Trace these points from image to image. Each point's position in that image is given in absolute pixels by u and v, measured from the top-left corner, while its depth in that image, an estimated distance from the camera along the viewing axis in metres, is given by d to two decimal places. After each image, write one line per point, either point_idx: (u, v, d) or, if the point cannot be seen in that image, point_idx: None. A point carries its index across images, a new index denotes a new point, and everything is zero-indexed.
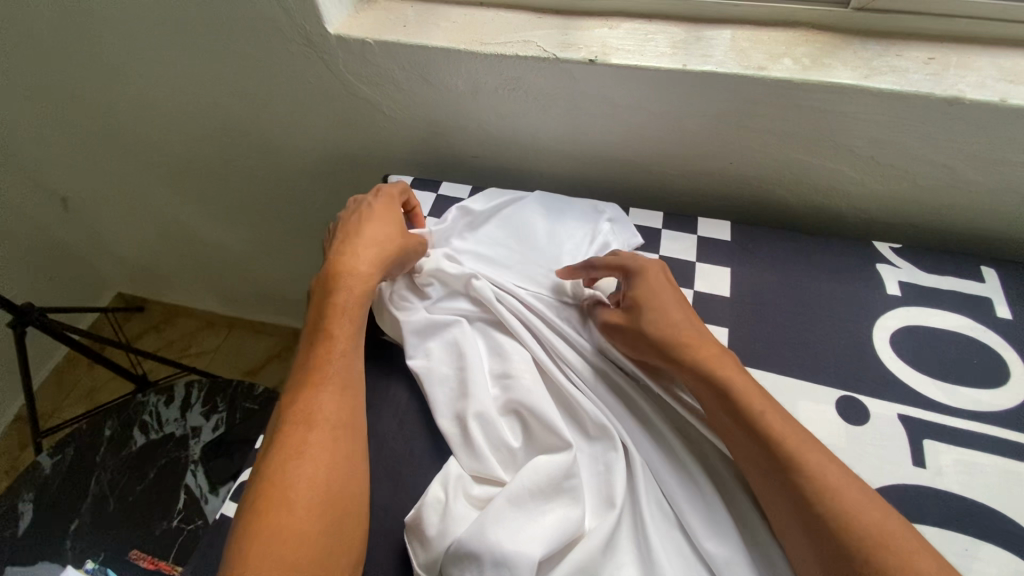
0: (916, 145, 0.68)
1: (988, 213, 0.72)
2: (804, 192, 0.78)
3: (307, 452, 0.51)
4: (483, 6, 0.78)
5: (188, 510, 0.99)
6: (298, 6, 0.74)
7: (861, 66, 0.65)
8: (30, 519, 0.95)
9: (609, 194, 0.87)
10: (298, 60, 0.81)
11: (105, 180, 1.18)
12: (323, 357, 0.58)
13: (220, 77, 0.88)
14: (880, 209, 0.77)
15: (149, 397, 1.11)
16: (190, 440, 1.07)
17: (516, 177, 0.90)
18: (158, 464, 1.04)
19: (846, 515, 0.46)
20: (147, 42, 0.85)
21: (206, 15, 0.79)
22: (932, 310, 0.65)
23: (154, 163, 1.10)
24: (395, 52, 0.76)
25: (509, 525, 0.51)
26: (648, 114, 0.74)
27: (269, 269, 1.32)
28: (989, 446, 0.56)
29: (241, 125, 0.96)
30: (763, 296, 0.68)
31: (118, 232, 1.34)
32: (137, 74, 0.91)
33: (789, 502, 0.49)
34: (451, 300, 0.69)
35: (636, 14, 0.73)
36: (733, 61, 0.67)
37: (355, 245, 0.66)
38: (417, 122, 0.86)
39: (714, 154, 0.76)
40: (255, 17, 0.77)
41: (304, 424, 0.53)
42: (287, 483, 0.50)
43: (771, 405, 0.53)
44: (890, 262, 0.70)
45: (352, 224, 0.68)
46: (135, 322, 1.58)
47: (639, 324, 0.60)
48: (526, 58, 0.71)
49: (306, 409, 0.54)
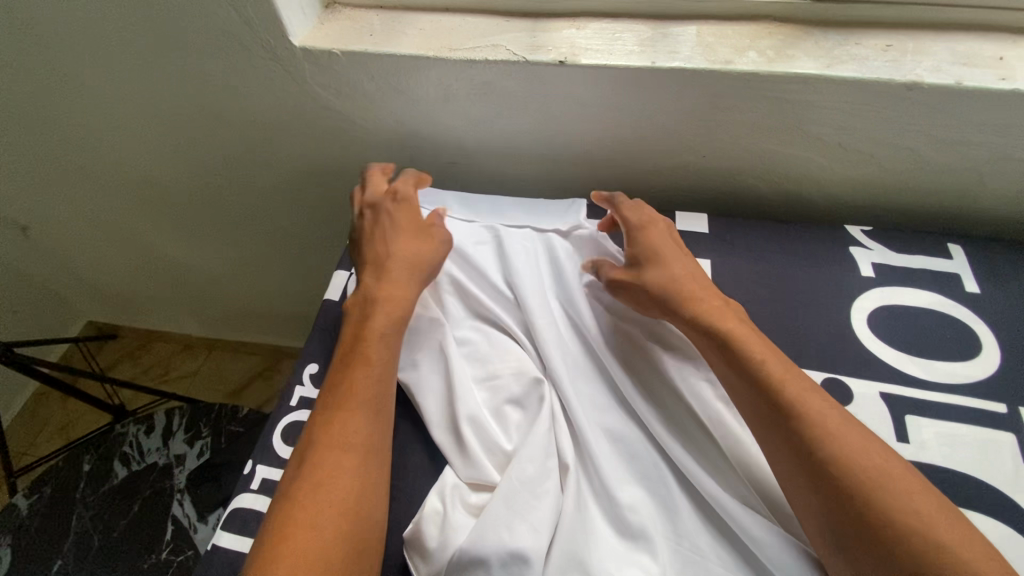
0: (882, 130, 0.69)
1: (954, 192, 0.75)
2: (778, 181, 0.79)
3: (335, 474, 0.50)
4: (447, 11, 0.77)
5: (176, 540, 0.96)
6: (260, 19, 0.73)
7: (823, 56, 0.66)
8: (9, 564, 0.92)
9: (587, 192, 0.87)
10: (263, 74, 0.80)
11: (69, 207, 1.14)
12: (353, 376, 0.56)
13: (183, 95, 0.85)
14: (852, 194, 0.79)
15: (127, 428, 1.07)
16: (174, 468, 1.04)
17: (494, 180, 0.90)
18: (142, 496, 1.00)
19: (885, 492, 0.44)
20: (104, 63, 0.82)
21: (161, 30, 0.76)
22: (905, 289, 0.67)
23: (120, 186, 1.06)
24: (363, 62, 0.75)
25: (510, 532, 0.50)
26: (619, 112, 0.74)
27: (247, 285, 1.29)
28: (969, 419, 0.58)
29: (209, 143, 0.93)
30: (743, 285, 0.69)
31: (84, 256, 1.28)
32: (95, 96, 0.88)
33: (807, 481, 0.47)
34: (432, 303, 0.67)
35: (600, 12, 0.74)
36: (700, 56, 0.68)
37: (391, 267, 0.65)
38: (387, 129, 0.85)
39: (687, 148, 0.77)
40: (213, 30, 0.75)
41: (339, 449, 0.52)
42: (313, 514, 0.48)
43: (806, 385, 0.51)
44: (863, 245, 0.72)
45: (385, 244, 0.67)
46: (110, 350, 1.53)
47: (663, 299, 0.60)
48: (495, 62, 0.70)
49: (340, 432, 0.53)
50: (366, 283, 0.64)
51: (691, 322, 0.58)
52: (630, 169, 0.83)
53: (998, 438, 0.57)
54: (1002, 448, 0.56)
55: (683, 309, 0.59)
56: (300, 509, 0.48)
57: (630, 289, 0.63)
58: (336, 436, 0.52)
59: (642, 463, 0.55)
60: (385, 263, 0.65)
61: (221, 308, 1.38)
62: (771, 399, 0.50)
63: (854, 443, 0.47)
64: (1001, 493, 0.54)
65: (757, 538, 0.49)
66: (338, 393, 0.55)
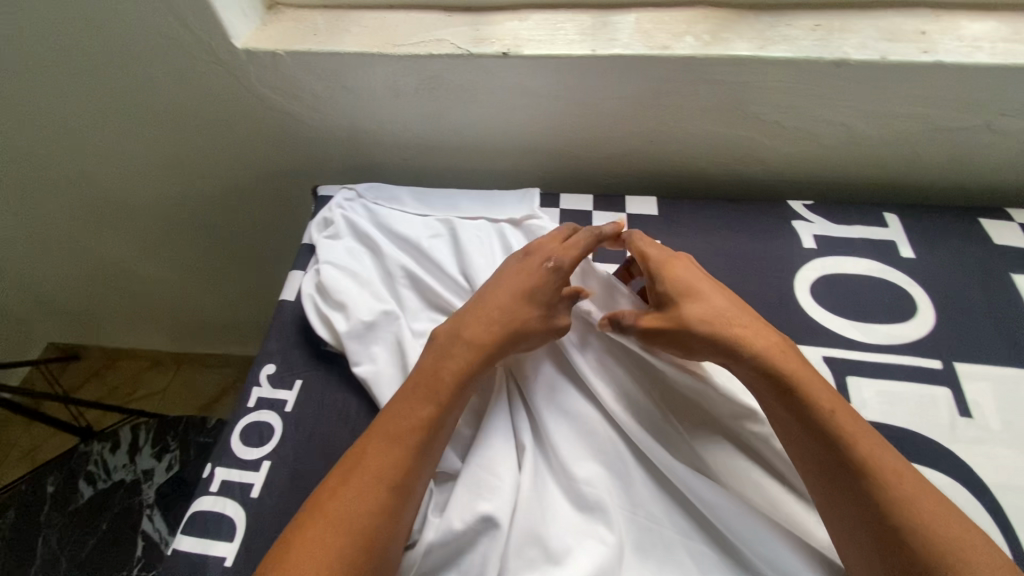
0: (818, 107, 0.72)
1: (889, 162, 0.78)
2: (724, 161, 0.81)
3: (353, 496, 0.49)
4: (390, 8, 0.78)
5: (147, 556, 0.94)
6: (200, 22, 0.72)
7: (756, 38, 0.69)
8: None
9: (541, 182, 0.89)
10: (208, 78, 0.79)
11: (17, 225, 1.11)
12: (400, 412, 0.54)
13: (128, 104, 0.84)
14: (795, 170, 0.81)
15: (92, 446, 1.06)
16: (143, 483, 1.02)
17: (449, 175, 0.91)
18: (111, 514, 0.98)
19: (915, 522, 0.44)
20: (43, 75, 0.80)
21: (99, 39, 0.75)
22: (845, 258, 0.70)
23: (69, 201, 1.04)
24: (307, 62, 0.75)
25: (476, 525, 0.51)
26: (565, 101, 0.75)
27: (211, 296, 1.27)
28: (907, 377, 0.61)
29: (160, 152, 0.92)
30: (692, 263, 0.71)
31: (39, 275, 1.25)
32: (36, 110, 0.86)
33: (871, 547, 0.45)
34: (385, 297, 0.67)
35: (542, 4, 0.75)
36: (639, 43, 0.70)
37: (484, 317, 0.59)
38: (337, 129, 0.85)
39: (634, 133, 0.79)
40: (154, 36, 0.74)
41: (367, 484, 0.49)
42: (331, 543, 0.47)
43: (839, 405, 0.51)
44: (804, 218, 0.74)
45: (499, 290, 0.61)
46: (73, 371, 1.48)
47: (697, 329, 0.56)
48: (439, 56, 0.71)
49: (365, 469, 0.50)
50: (461, 321, 0.59)
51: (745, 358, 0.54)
52: (581, 157, 0.84)
53: (934, 393, 0.59)
54: (937, 403, 0.59)
55: (747, 357, 0.54)
56: (306, 534, 0.47)
57: (673, 336, 0.56)
58: (361, 471, 0.50)
59: (594, 441, 0.56)
60: (484, 313, 0.59)
61: (186, 320, 1.35)
62: (838, 449, 0.48)
63: (894, 472, 0.47)
64: (939, 445, 0.56)
65: (739, 532, 0.50)
66: (384, 432, 0.53)
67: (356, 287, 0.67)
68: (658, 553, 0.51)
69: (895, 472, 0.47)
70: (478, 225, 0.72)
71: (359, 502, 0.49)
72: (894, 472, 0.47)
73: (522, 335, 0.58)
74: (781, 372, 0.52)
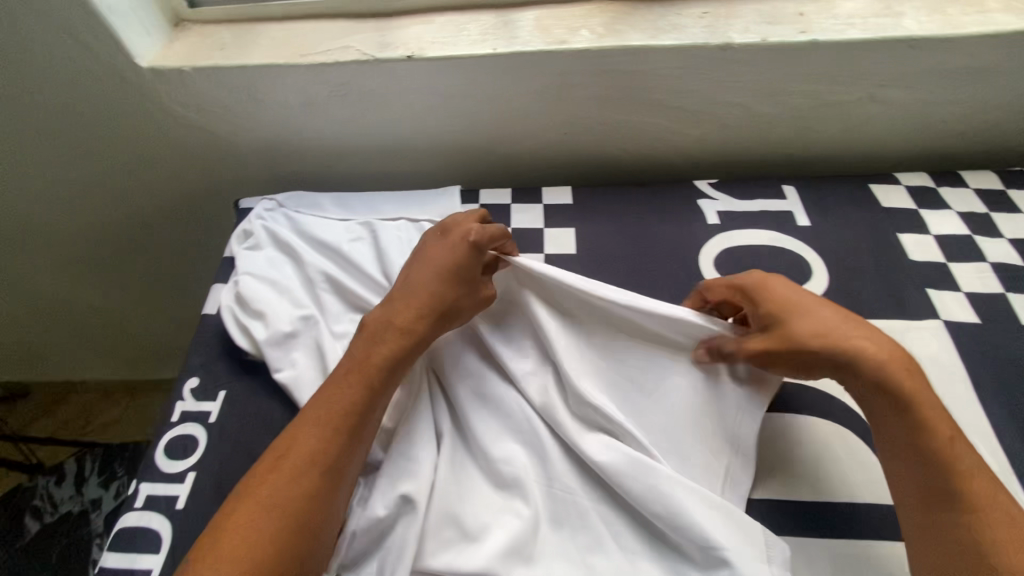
0: (711, 90, 0.85)
1: (773, 139, 0.94)
2: (640, 141, 0.94)
3: (289, 479, 0.53)
4: (298, 20, 0.87)
5: None
6: (105, 47, 0.79)
7: (651, 29, 0.81)
8: None
9: (470, 171, 0.98)
10: (122, 97, 0.85)
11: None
12: (336, 401, 0.58)
13: (66, 126, 0.88)
14: (692, 152, 0.97)
15: (36, 481, 1.08)
16: (92, 513, 1.05)
17: (379, 172, 0.99)
18: (60, 546, 1.01)
19: (986, 527, 0.50)
20: None
21: (29, 67, 0.80)
22: (745, 232, 0.78)
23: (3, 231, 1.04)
24: (216, 75, 0.82)
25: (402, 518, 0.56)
26: (457, 96, 0.85)
27: (162, 313, 1.29)
28: None
29: (103, 171, 0.96)
30: (608, 242, 0.78)
31: None
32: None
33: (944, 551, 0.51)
34: (307, 304, 0.73)
35: (445, 7, 0.85)
36: (538, 39, 0.81)
37: (406, 306, 0.63)
38: (253, 135, 0.92)
39: (549, 120, 0.90)
40: (84, 61, 0.80)
41: (291, 468, 0.54)
42: (259, 522, 0.51)
43: (951, 431, 0.55)
44: (709, 197, 0.82)
45: (413, 277, 0.66)
46: (18, 414, 1.42)
47: (855, 354, 0.57)
48: (346, 62, 0.80)
49: (293, 454, 0.55)
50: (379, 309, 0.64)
51: (842, 362, 0.58)
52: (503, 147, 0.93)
53: None
54: None
55: (863, 376, 0.57)
56: (239, 515, 0.51)
57: (783, 355, 0.59)
58: (286, 454, 0.55)
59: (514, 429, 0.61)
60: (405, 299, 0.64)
61: (132, 346, 1.35)
62: (920, 453, 0.54)
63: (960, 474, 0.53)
64: None
65: (650, 507, 0.55)
66: (308, 416, 0.57)
67: (280, 298, 0.73)
68: (572, 523, 0.57)
69: (968, 470, 0.53)
70: (399, 226, 0.79)
71: (293, 486, 0.53)
72: (966, 472, 0.53)
73: (445, 318, 0.64)
74: (901, 393, 0.56)
